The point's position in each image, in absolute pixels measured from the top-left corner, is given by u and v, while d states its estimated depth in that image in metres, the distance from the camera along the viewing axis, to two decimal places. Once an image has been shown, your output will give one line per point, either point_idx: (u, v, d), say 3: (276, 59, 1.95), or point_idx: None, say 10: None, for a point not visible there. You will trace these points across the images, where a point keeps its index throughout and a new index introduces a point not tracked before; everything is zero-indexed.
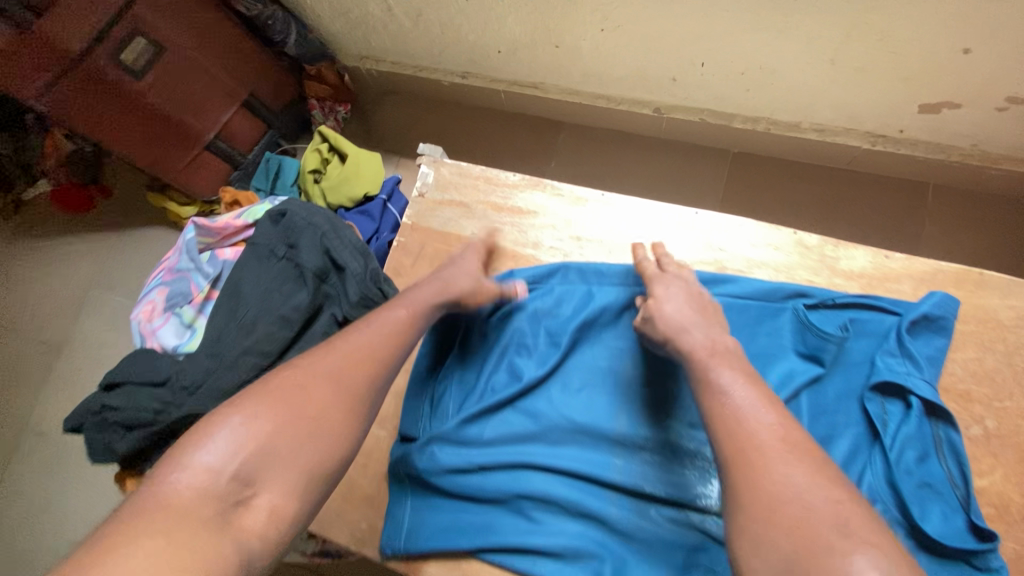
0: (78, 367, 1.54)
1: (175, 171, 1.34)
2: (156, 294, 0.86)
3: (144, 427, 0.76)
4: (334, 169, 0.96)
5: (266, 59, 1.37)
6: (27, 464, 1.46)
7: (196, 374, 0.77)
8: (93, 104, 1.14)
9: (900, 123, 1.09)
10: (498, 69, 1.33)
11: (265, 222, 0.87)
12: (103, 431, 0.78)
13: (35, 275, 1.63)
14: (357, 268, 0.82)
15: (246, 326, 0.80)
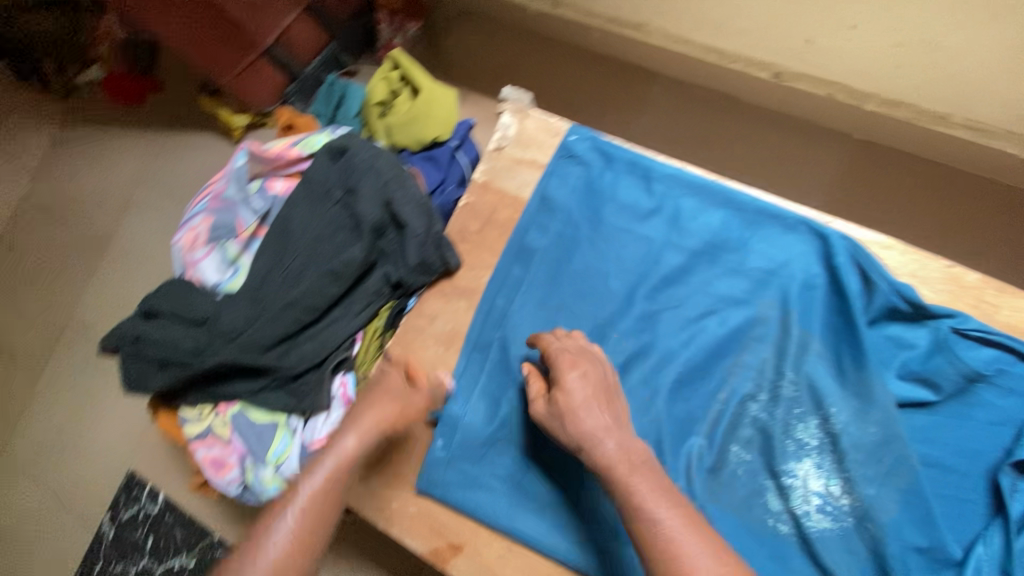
0: (123, 266, 1.53)
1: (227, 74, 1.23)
2: (199, 221, 0.78)
3: (180, 368, 0.71)
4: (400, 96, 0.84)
5: None
6: (72, 356, 1.50)
7: (237, 320, 0.71)
8: None
9: None
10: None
11: (323, 158, 0.77)
12: (144, 362, 0.74)
13: (85, 168, 1.60)
14: (418, 228, 0.71)
15: (294, 278, 0.72)
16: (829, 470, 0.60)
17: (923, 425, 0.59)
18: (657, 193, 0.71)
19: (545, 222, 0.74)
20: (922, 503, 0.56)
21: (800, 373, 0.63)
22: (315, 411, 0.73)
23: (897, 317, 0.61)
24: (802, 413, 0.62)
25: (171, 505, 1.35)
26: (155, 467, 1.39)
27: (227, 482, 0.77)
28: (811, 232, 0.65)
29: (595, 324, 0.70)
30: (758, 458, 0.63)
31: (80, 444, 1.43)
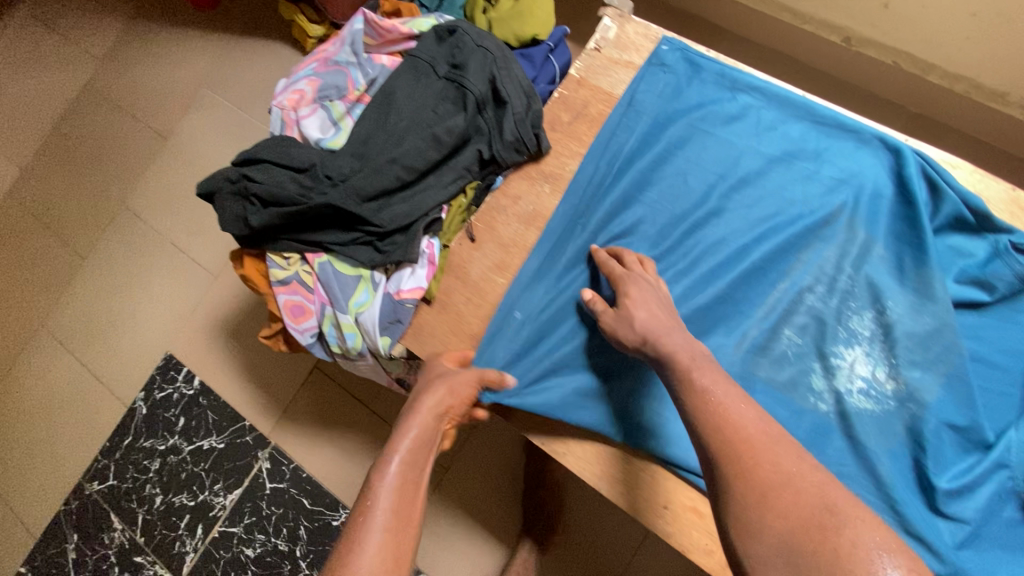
0: (177, 161, 1.56)
1: None
2: (305, 83, 0.82)
3: (282, 206, 0.75)
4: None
5: None
6: (120, 240, 1.54)
7: (342, 168, 0.76)
8: None
9: None
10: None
11: (433, 37, 0.82)
12: (245, 203, 0.78)
13: (152, 62, 1.63)
14: (519, 104, 0.76)
15: (396, 137, 0.77)
16: (875, 359, 0.65)
17: (970, 325, 0.65)
18: (742, 101, 0.76)
19: (633, 118, 0.78)
20: (961, 388, 0.62)
21: (861, 270, 0.67)
22: (400, 266, 0.78)
23: (961, 229, 0.66)
24: (855, 306, 0.67)
25: (204, 389, 1.40)
26: (190, 352, 1.43)
27: (302, 332, 0.80)
28: (888, 148, 0.70)
29: (665, 210, 0.74)
30: (808, 344, 0.67)
31: (124, 325, 1.49)
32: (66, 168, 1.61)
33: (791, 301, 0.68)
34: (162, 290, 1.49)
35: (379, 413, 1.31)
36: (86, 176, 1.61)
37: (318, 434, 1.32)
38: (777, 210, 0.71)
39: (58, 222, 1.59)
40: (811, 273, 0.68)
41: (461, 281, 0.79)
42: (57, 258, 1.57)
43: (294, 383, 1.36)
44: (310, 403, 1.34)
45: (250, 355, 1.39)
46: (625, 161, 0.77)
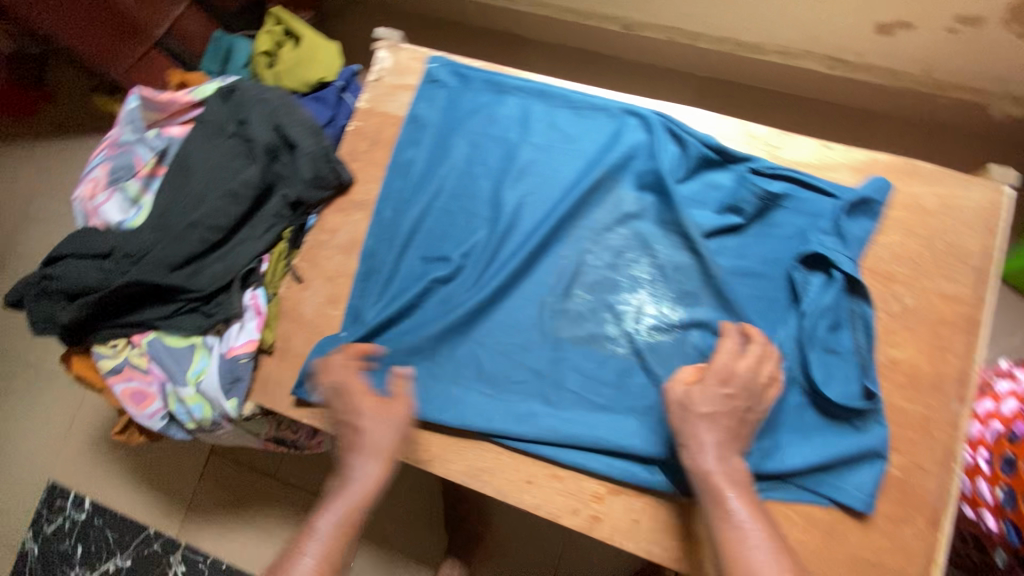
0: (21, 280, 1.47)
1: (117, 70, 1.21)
2: (98, 170, 0.82)
3: (88, 296, 0.76)
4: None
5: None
6: None
7: (144, 244, 0.77)
8: None
9: (856, 48, 1.09)
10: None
11: (220, 94, 0.84)
12: (43, 310, 0.77)
13: None
14: (309, 143, 0.78)
15: (194, 197, 0.78)
16: (656, 298, 0.73)
17: (733, 246, 0.73)
18: (512, 100, 0.83)
19: (420, 135, 0.83)
20: (734, 301, 0.71)
21: (635, 222, 0.76)
22: (230, 323, 0.78)
23: (710, 166, 0.76)
24: (632, 257, 0.75)
25: (100, 508, 1.30)
26: (76, 471, 1.33)
27: (149, 417, 0.78)
28: (635, 112, 0.79)
29: (460, 213, 0.80)
30: (601, 299, 0.74)
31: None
32: None
33: (580, 267, 0.75)
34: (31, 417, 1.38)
35: (286, 479, 1.26)
36: None
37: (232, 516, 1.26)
38: (555, 191, 0.78)
39: None
40: (593, 238, 0.76)
41: (290, 316, 0.79)
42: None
43: (196, 472, 1.30)
44: (212, 488, 1.29)
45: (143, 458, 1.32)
46: (418, 175, 0.81)
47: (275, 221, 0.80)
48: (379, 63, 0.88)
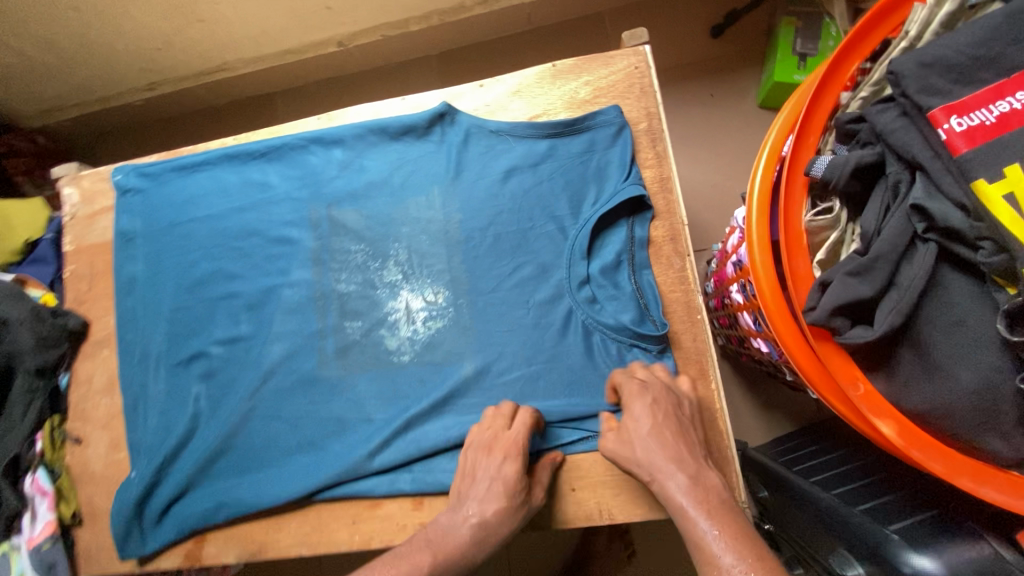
0: None
1: None
2: None
3: None
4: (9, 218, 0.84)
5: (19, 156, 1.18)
6: None
7: None
8: None
9: None
10: (371, 50, 1.22)
11: (131, 251, 0.77)
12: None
13: None
14: (258, 309, 0.73)
15: (130, 382, 0.73)
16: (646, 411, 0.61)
17: (698, 341, 0.62)
18: (462, 205, 0.70)
19: (339, 258, 0.72)
20: (706, 410, 0.61)
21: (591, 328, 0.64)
22: (22, 517, 0.71)
23: (660, 255, 0.64)
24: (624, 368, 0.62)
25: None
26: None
27: None
28: (584, 200, 0.66)
29: (419, 344, 0.68)
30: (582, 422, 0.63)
31: None
32: None
33: (557, 385, 0.64)
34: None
35: None
36: None
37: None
38: (526, 307, 0.66)
39: None
40: (568, 356, 0.64)
41: (216, 488, 0.68)
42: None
43: None
44: None
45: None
46: (362, 306, 0.70)
47: (211, 387, 0.72)
48: (280, 177, 0.74)
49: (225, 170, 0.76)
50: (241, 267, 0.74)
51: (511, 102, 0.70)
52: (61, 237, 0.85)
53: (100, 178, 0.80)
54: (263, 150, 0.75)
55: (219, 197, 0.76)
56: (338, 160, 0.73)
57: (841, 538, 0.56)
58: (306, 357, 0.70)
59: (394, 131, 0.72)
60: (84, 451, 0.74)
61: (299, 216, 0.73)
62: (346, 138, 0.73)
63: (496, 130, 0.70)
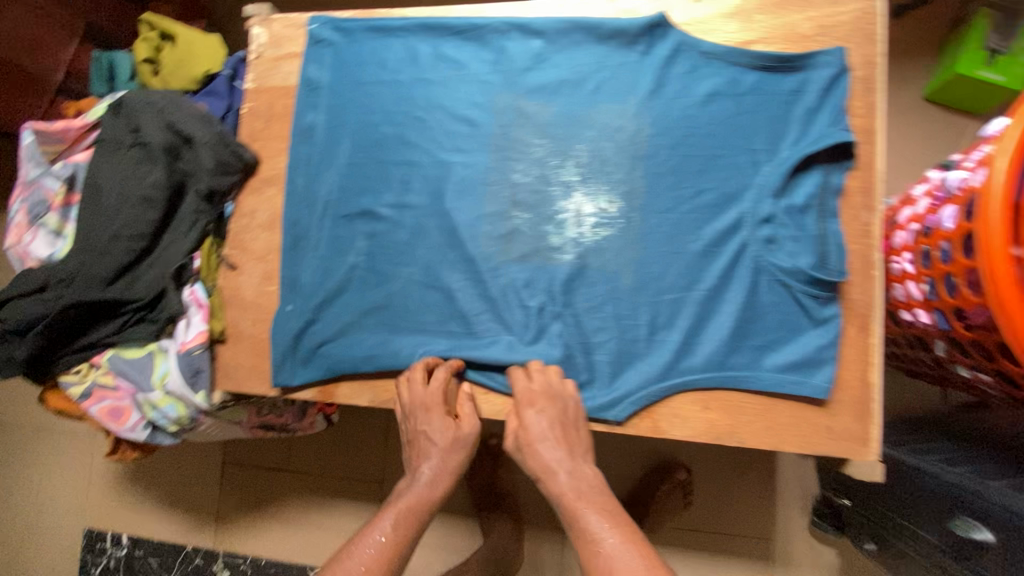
0: None
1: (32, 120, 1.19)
2: (20, 210, 0.79)
3: (115, 279, 0.74)
4: (192, 46, 0.86)
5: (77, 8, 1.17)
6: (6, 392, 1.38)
7: (115, 224, 0.74)
8: None
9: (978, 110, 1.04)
10: None
11: (313, 100, 0.79)
12: (105, 305, 0.74)
13: None
14: (428, 182, 0.75)
15: (294, 223, 0.77)
16: (805, 355, 0.62)
17: (868, 295, 0.63)
18: (656, 118, 0.69)
19: (519, 148, 0.73)
20: (861, 362, 0.62)
21: (762, 266, 0.65)
22: (177, 323, 0.77)
23: (850, 204, 0.64)
24: (790, 309, 0.63)
25: (138, 540, 1.27)
26: (113, 498, 1.30)
27: (131, 428, 0.79)
28: (783, 138, 0.66)
29: (583, 245, 0.69)
30: (733, 352, 0.64)
31: (29, 482, 1.35)
32: None
33: (717, 313, 0.65)
34: (67, 438, 1.34)
35: (304, 469, 1.21)
36: None
37: (270, 518, 1.21)
38: (700, 231, 0.67)
39: None
40: (734, 287, 0.65)
41: (365, 339, 0.73)
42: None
43: (217, 473, 1.25)
44: (236, 496, 1.23)
45: (162, 465, 1.28)
46: (532, 199, 0.72)
47: (371, 246, 0.75)
48: (474, 57, 0.75)
49: (420, 41, 0.77)
50: (419, 139, 0.76)
51: (725, 24, 0.69)
52: (236, 76, 0.87)
53: (292, 24, 0.81)
54: (462, 28, 0.75)
55: (408, 66, 0.77)
56: (535, 51, 0.73)
57: (967, 508, 0.60)
58: (470, 236, 0.73)
59: (600, 33, 0.71)
60: (237, 277, 0.78)
61: (486, 99, 0.74)
62: (547, 31, 0.73)
63: (706, 53, 0.69)
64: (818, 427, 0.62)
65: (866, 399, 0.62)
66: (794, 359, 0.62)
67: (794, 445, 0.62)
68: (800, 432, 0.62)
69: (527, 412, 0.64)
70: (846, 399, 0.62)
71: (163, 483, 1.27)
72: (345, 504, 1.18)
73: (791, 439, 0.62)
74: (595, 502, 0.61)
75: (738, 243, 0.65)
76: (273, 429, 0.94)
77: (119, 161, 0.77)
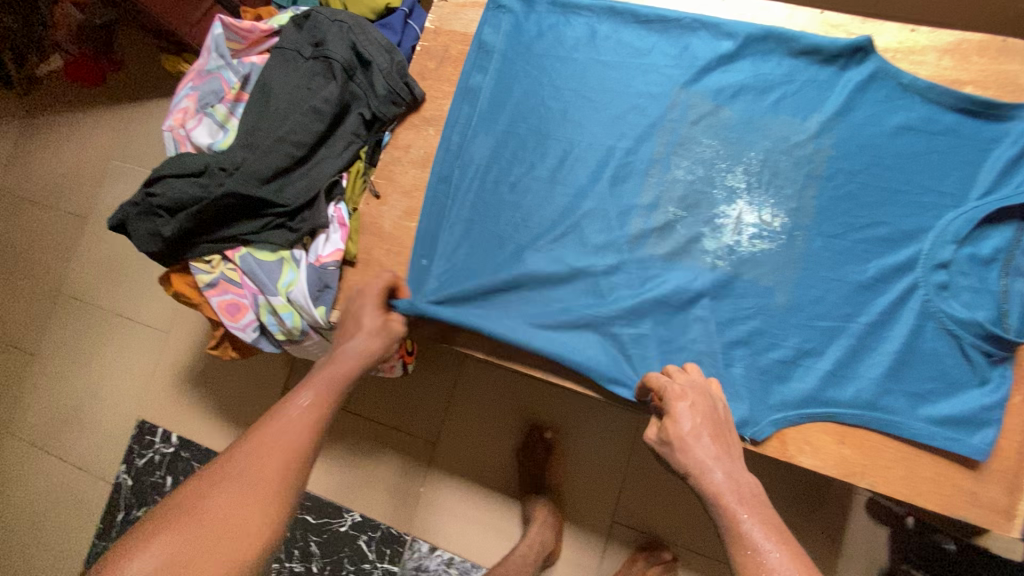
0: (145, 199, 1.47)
1: (190, 26, 1.24)
2: (186, 99, 0.81)
3: (266, 178, 0.75)
4: None
5: None
6: (96, 276, 1.44)
7: (280, 129, 0.76)
8: None
9: None
10: None
11: (483, 62, 0.79)
12: (255, 202, 0.75)
13: (141, 108, 1.50)
14: (591, 157, 0.74)
15: (447, 168, 0.77)
16: (958, 411, 0.60)
17: None
18: (839, 144, 0.67)
19: (685, 146, 0.72)
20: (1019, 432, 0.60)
21: (930, 312, 0.62)
22: (316, 237, 0.78)
23: None
24: (951, 361, 0.62)
25: (185, 443, 1.29)
26: (171, 398, 1.33)
27: (243, 328, 0.79)
28: (975, 184, 0.63)
29: (737, 254, 0.68)
30: (881, 392, 0.62)
31: (97, 364, 1.40)
32: (40, 205, 1.51)
33: (870, 350, 0.64)
34: (143, 331, 1.38)
35: (361, 412, 1.21)
36: (60, 214, 1.50)
37: (315, 451, 1.21)
38: (868, 265, 0.65)
39: (35, 264, 1.48)
40: (896, 328, 0.63)
41: (496, 297, 0.73)
42: (34, 302, 1.47)
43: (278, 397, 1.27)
44: None
45: (225, 377, 1.31)
46: (692, 198, 0.70)
47: (519, 207, 0.75)
48: (656, 47, 0.74)
49: (603, 22, 0.76)
50: (584, 115, 0.75)
51: (938, 58, 0.67)
52: (413, 14, 0.88)
53: None
54: (649, 18, 0.75)
55: (586, 44, 0.77)
56: (721, 52, 0.72)
57: None
58: (621, 220, 0.72)
59: (795, 46, 0.69)
60: (379, 206, 0.80)
61: (660, 92, 0.73)
62: (739, 35, 0.71)
63: (906, 85, 0.66)
64: (962, 490, 0.60)
65: (1018, 471, 0.60)
66: (948, 415, 0.60)
67: (931, 501, 0.60)
68: (941, 492, 0.60)
69: (679, 404, 0.59)
70: (997, 467, 0.60)
71: (225, 394, 1.30)
72: (392, 455, 1.18)
73: (928, 495, 0.61)
74: (758, 508, 0.54)
75: (908, 284, 0.63)
76: None
77: (292, 71, 0.79)
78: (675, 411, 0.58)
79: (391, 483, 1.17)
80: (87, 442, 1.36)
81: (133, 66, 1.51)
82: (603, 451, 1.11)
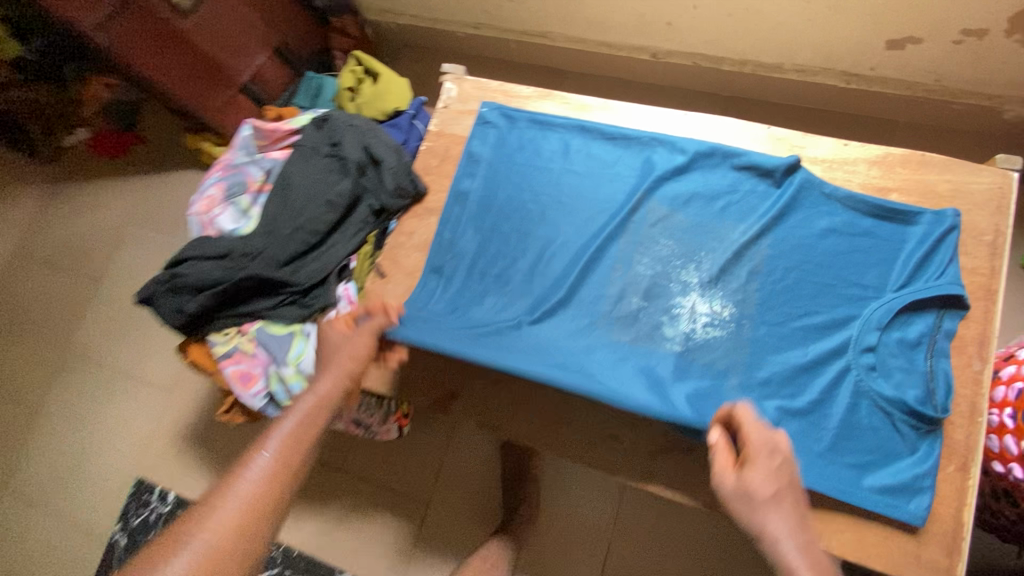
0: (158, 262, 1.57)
1: (213, 110, 1.37)
2: (214, 188, 0.92)
3: (283, 261, 0.86)
4: (389, 85, 1.01)
5: (276, 23, 1.39)
6: (105, 335, 1.51)
7: (296, 220, 0.87)
8: (141, 38, 1.17)
9: None
10: (674, 70, 1.35)
11: (472, 168, 0.90)
12: (271, 283, 0.85)
13: (160, 179, 1.62)
14: (565, 252, 0.84)
15: (440, 256, 0.87)
16: (894, 484, 0.67)
17: (969, 438, 0.68)
18: (778, 245, 0.78)
19: (646, 244, 0.82)
20: (954, 498, 0.68)
21: (862, 392, 0.71)
22: (326, 313, 0.86)
23: (962, 350, 0.71)
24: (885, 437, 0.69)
25: (182, 501, 1.32)
26: (171, 455, 1.37)
27: (251, 396, 0.85)
28: (892, 279, 0.74)
29: (693, 342, 0.77)
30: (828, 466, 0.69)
31: (100, 422, 1.44)
32: (57, 267, 1.60)
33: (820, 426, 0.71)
34: (148, 389, 1.44)
35: (356, 472, 1.26)
36: (75, 276, 1.58)
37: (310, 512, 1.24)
38: (807, 351, 0.74)
39: (47, 324, 1.55)
40: (834, 408, 0.71)
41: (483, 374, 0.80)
42: (43, 361, 1.52)
43: None
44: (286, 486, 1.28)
45: (225, 436, 1.36)
46: (654, 291, 0.80)
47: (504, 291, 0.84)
48: (620, 158, 0.86)
49: (575, 137, 0.89)
50: (559, 215, 0.86)
51: (867, 169, 0.78)
52: (418, 114, 1.01)
53: (481, 88, 0.95)
54: (614, 134, 0.87)
55: (560, 155, 0.88)
56: (677, 164, 0.83)
57: None
58: (592, 309, 0.81)
59: (737, 162, 0.81)
60: (383, 283, 0.87)
61: (624, 197, 0.84)
62: (692, 150, 0.83)
63: (830, 194, 0.78)
64: (907, 553, 0.67)
65: (955, 534, 0.66)
66: (888, 485, 0.67)
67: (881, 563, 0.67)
68: (887, 553, 0.67)
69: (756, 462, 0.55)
70: (937, 531, 0.67)
71: (225, 453, 1.34)
72: (386, 515, 1.22)
73: (876, 556, 0.67)
74: None
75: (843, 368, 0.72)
76: (359, 429, 1.01)
77: (311, 167, 0.90)
78: (743, 473, 0.55)
79: (384, 545, 1.20)
80: (84, 501, 1.38)
81: (156, 141, 1.64)
82: (590, 512, 1.15)
